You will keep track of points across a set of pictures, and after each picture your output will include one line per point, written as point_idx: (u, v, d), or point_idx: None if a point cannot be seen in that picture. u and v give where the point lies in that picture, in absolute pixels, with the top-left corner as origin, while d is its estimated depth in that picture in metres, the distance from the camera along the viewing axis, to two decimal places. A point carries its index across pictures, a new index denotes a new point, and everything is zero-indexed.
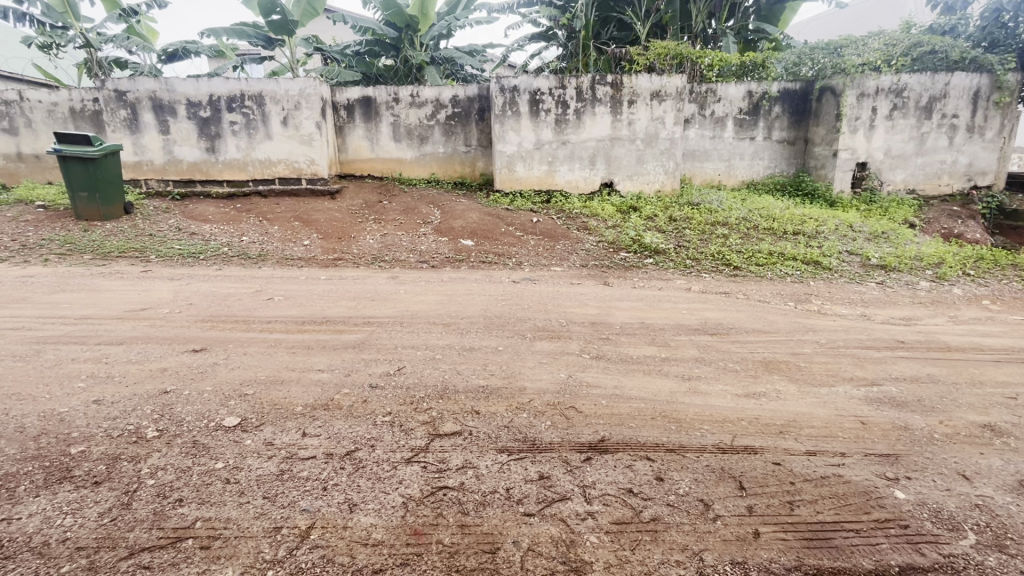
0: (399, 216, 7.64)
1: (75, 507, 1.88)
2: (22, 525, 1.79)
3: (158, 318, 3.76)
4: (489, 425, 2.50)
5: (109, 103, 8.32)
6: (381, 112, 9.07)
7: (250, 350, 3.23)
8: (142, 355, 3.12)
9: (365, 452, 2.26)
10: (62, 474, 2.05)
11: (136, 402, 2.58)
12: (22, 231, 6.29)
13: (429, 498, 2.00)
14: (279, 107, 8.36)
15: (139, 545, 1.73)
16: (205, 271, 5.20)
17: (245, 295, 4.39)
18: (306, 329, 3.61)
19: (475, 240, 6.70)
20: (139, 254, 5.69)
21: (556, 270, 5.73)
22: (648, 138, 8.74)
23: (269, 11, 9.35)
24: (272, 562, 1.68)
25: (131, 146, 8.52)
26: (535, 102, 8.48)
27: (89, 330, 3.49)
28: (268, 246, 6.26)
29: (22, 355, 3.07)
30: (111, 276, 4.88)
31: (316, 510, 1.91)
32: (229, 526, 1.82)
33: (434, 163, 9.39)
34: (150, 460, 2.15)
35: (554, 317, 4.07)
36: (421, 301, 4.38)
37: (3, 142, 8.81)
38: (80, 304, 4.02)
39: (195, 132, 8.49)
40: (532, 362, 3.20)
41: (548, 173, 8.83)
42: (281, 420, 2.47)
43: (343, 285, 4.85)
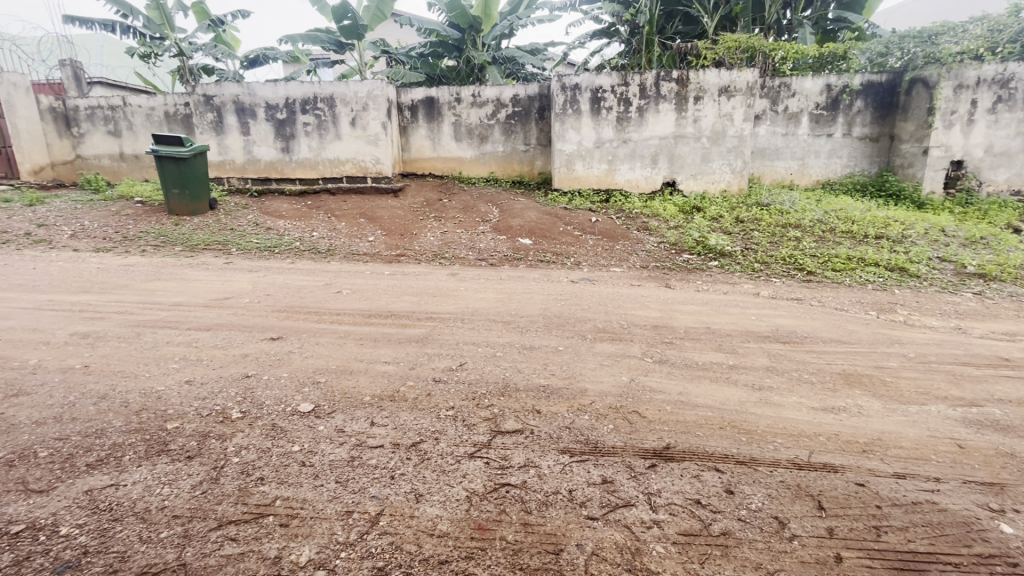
0: (459, 214, 7.79)
1: (171, 479, 2.05)
2: (128, 491, 1.97)
3: (239, 307, 4.03)
4: (551, 425, 2.49)
5: (198, 107, 9.03)
6: (443, 112, 9.27)
7: (322, 340, 3.39)
8: (227, 341, 3.34)
9: (429, 444, 2.31)
10: (158, 447, 2.24)
11: (221, 384, 2.78)
12: (124, 224, 6.93)
13: (492, 495, 2.01)
14: (349, 108, 8.74)
15: (226, 518, 1.86)
16: (280, 264, 5.51)
17: (316, 288, 4.62)
18: (373, 322, 3.76)
19: (533, 239, 6.70)
20: (222, 247, 6.12)
21: (615, 271, 5.62)
22: (714, 136, 8.40)
23: (341, 17, 9.78)
24: (344, 544, 1.76)
25: (217, 146, 9.19)
26: (596, 99, 8.37)
27: (182, 316, 3.80)
28: (335, 241, 6.56)
29: (126, 336, 3.39)
30: (198, 267, 5.27)
31: (385, 497, 1.97)
32: (305, 507, 1.92)
33: (493, 162, 9.47)
34: (234, 439, 2.31)
35: (615, 318, 4.01)
36: (481, 298, 4.44)
37: (109, 144, 9.77)
38: (173, 292, 4.38)
39: (272, 133, 9.03)
40: (593, 363, 3.17)
41: (607, 172, 8.70)
42: (351, 409, 2.58)
43: (406, 280, 4.99)
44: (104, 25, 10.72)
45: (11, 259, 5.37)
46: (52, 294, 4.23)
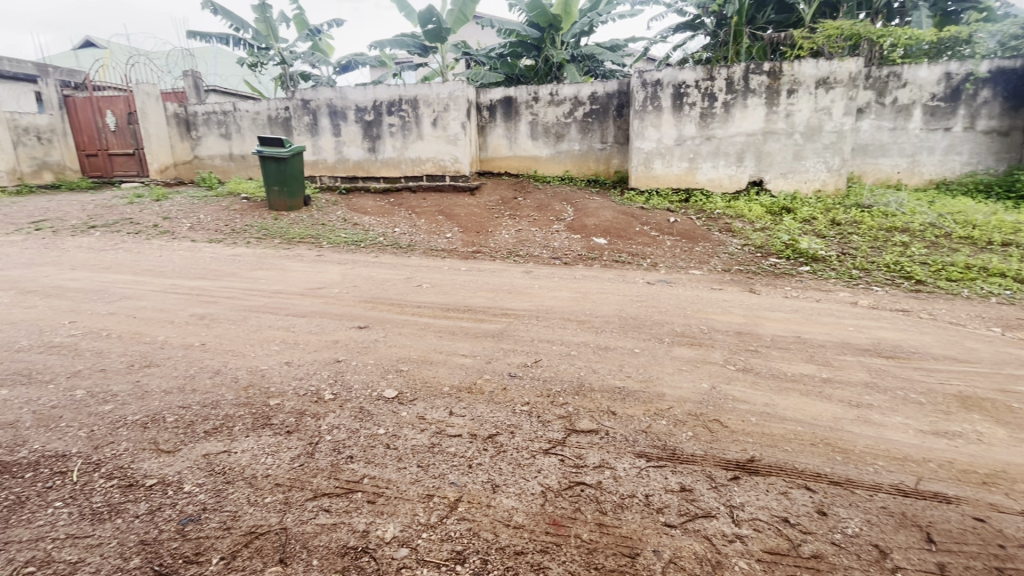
0: (533, 212, 7.85)
1: (274, 450, 2.25)
2: (238, 458, 2.20)
3: (330, 296, 4.33)
4: (626, 428, 2.45)
5: (297, 111, 9.79)
6: (521, 111, 9.36)
7: (404, 331, 3.57)
8: (320, 328, 3.61)
9: (505, 437, 2.37)
10: (262, 420, 2.46)
11: (316, 366, 3.01)
12: (232, 218, 7.66)
13: (567, 492, 2.02)
14: (431, 109, 9.08)
15: (320, 490, 2.02)
16: (366, 257, 5.86)
17: (398, 281, 4.85)
18: (451, 315, 3.89)
19: (608, 239, 6.60)
20: (314, 241, 6.60)
21: (694, 274, 5.41)
22: (808, 131, 7.82)
23: (426, 22, 10.16)
24: (426, 525, 1.85)
25: (311, 146, 9.91)
26: (679, 95, 8.08)
27: (281, 303, 4.14)
28: (415, 237, 6.85)
29: (235, 319, 3.77)
30: (294, 258, 5.72)
31: (463, 485, 2.05)
32: (390, 486, 2.04)
33: (569, 161, 9.42)
34: (327, 418, 2.49)
35: (694, 322, 3.86)
36: (556, 296, 4.45)
37: (221, 146, 10.84)
38: (273, 281, 4.79)
39: (360, 134, 9.59)
40: (670, 368, 3.07)
41: (688, 170, 8.37)
42: (431, 397, 2.69)
43: (482, 276, 5.11)
44: (220, 39, 11.88)
45: (143, 247, 6.13)
46: (174, 279, 4.77)
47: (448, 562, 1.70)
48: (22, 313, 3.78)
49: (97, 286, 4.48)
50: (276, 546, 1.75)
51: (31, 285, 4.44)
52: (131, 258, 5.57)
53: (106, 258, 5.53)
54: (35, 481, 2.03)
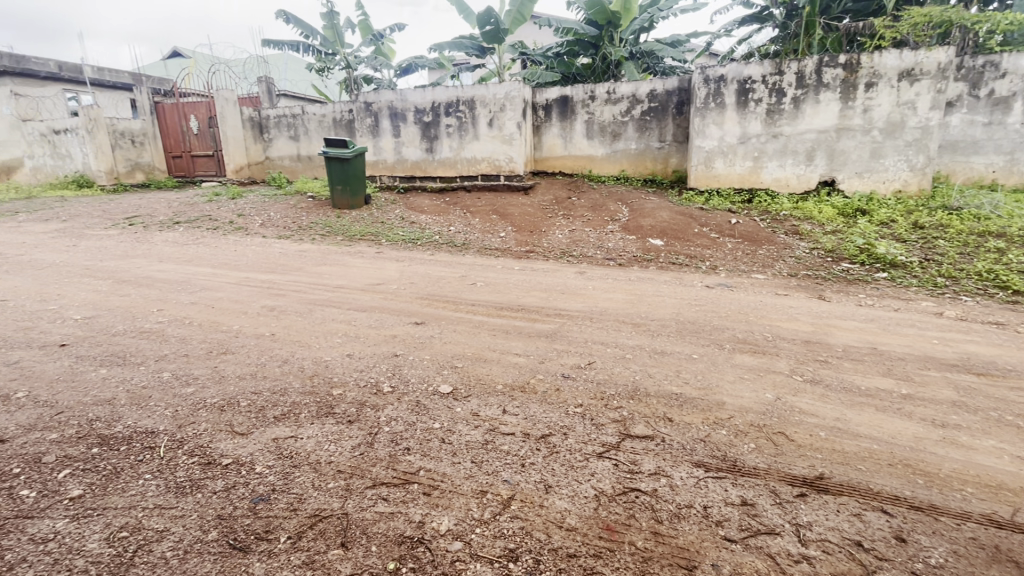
0: (587, 212, 7.76)
1: (336, 438, 2.36)
2: (304, 443, 2.32)
3: (389, 292, 4.48)
4: (683, 436, 2.38)
5: (360, 113, 10.19)
6: (577, 110, 9.28)
7: (459, 328, 3.64)
8: (379, 322, 3.74)
9: (558, 438, 2.36)
10: (326, 409, 2.59)
11: (375, 359, 3.13)
12: (299, 216, 8.09)
13: (621, 497, 1.99)
14: (487, 109, 9.19)
15: (378, 479, 2.09)
16: (423, 255, 6.02)
17: (453, 279, 4.95)
18: (505, 314, 3.92)
19: (665, 240, 6.44)
20: (374, 238, 6.85)
21: (757, 278, 5.17)
22: (888, 127, 7.26)
23: (485, 23, 10.28)
24: (479, 521, 1.87)
25: (373, 147, 10.29)
26: (744, 91, 7.74)
27: (343, 297, 4.33)
28: (470, 236, 6.96)
29: (302, 311, 3.97)
30: (354, 255, 5.96)
31: (516, 483, 2.06)
32: (445, 480, 2.09)
33: (625, 160, 9.24)
34: (386, 410, 2.58)
35: (757, 329, 3.69)
36: (610, 298, 4.39)
37: (290, 147, 11.46)
38: (337, 276, 5.02)
39: (418, 135, 9.86)
40: (731, 376, 2.95)
41: (751, 169, 8.01)
42: (485, 394, 2.73)
43: (535, 276, 5.12)
44: (291, 46, 12.56)
45: (220, 242, 6.60)
46: (248, 272, 5.10)
47: (501, 559, 1.71)
48: (118, 300, 4.17)
49: (181, 277, 4.86)
50: (338, 530, 1.83)
51: (126, 275, 4.88)
52: (210, 251, 6.00)
53: (188, 252, 6.00)
54: (128, 454, 2.23)
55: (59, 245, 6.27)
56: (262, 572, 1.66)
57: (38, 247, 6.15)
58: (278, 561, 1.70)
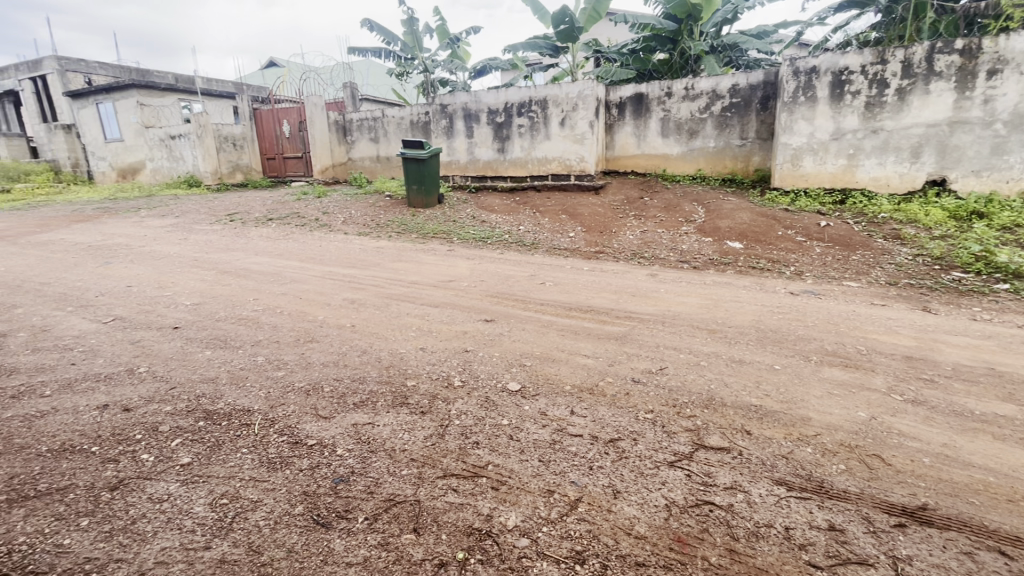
0: (660, 213, 7.53)
1: (410, 427, 2.46)
2: (380, 430, 2.44)
3: (460, 289, 4.60)
4: (763, 451, 2.25)
5: (436, 115, 10.53)
6: (652, 107, 9.02)
7: (527, 326, 3.66)
8: (450, 318, 3.85)
9: (628, 443, 2.31)
10: (400, 399, 2.70)
11: (447, 354, 3.22)
12: (377, 214, 8.50)
13: (694, 510, 1.91)
14: (560, 109, 9.17)
15: (448, 470, 2.15)
16: (493, 254, 6.12)
17: (522, 278, 4.99)
18: (573, 315, 3.90)
19: (744, 243, 6.10)
20: (446, 236, 7.06)
21: (848, 286, 4.76)
22: (1015, 119, 6.41)
23: (559, 22, 10.25)
24: (547, 520, 1.88)
25: (447, 148, 10.59)
26: (839, 82, 7.16)
27: (418, 293, 4.50)
28: (539, 235, 6.97)
29: (379, 305, 4.18)
30: (427, 252, 6.18)
31: (584, 486, 2.04)
32: (513, 476, 2.11)
33: (703, 158, 8.86)
34: (456, 403, 2.66)
35: (849, 341, 3.40)
36: (684, 302, 4.23)
37: (370, 148, 12.07)
38: (411, 272, 5.22)
39: (491, 135, 10.03)
40: (818, 390, 2.74)
41: (845, 168, 7.40)
42: (553, 394, 2.73)
43: (605, 277, 5.03)
44: (374, 52, 13.22)
45: (307, 238, 7.09)
46: (331, 267, 5.44)
47: (568, 559, 1.71)
48: (220, 289, 4.60)
49: (273, 270, 5.28)
50: (411, 516, 1.91)
51: (227, 267, 5.37)
52: (298, 246, 6.46)
53: (280, 246, 6.50)
54: (229, 429, 2.46)
55: (173, 238, 7.03)
56: (342, 548, 1.77)
57: (157, 239, 6.93)
58: (357, 540, 1.80)
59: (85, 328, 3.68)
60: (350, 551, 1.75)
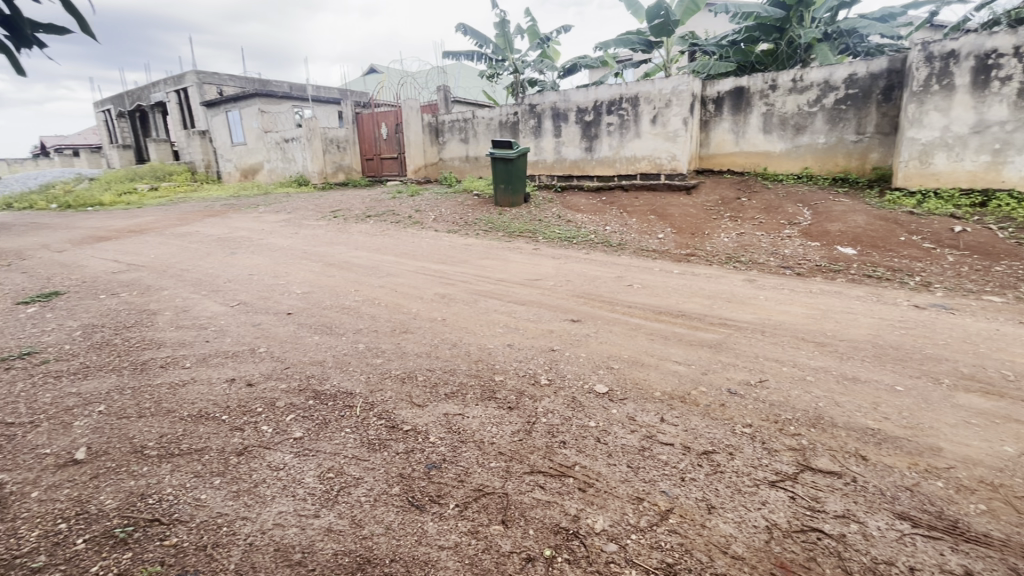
0: (759, 215, 7.04)
1: (498, 421, 2.52)
2: (469, 422, 2.52)
3: (546, 288, 4.62)
4: (882, 480, 2.03)
5: (525, 115, 10.65)
6: (753, 102, 8.46)
7: (615, 329, 3.60)
8: (537, 317, 3.89)
9: (723, 457, 2.19)
10: (489, 393, 2.77)
11: (534, 352, 3.25)
12: (465, 212, 8.77)
13: (799, 535, 1.77)
14: (652, 106, 8.89)
15: (535, 467, 2.17)
16: (578, 253, 6.08)
17: (609, 279, 4.91)
18: (663, 319, 3.77)
19: (858, 249, 5.54)
20: (531, 235, 7.13)
21: (989, 300, 4.16)
22: None
23: (654, 16, 9.93)
24: (635, 527, 1.83)
25: (534, 148, 10.66)
26: (985, 67, 6.25)
27: (505, 290, 4.58)
28: (626, 236, 6.82)
29: (468, 300, 4.31)
30: (513, 250, 6.27)
31: (675, 497, 1.97)
32: (600, 480, 2.09)
33: (810, 155, 8.16)
34: (543, 401, 2.67)
35: (991, 363, 2.97)
36: (787, 311, 3.93)
37: (460, 149, 12.47)
38: (498, 269, 5.33)
39: (578, 134, 9.95)
40: (952, 418, 2.42)
41: (988, 165, 6.45)
42: (642, 400, 2.66)
43: (697, 281, 4.81)
44: (467, 56, 13.64)
45: (402, 234, 7.49)
46: (423, 262, 5.71)
47: (657, 571, 1.66)
48: (326, 280, 5.00)
49: (372, 264, 5.64)
50: (499, 508, 1.95)
51: (332, 260, 5.82)
52: (393, 242, 6.85)
53: (377, 241, 6.92)
54: (334, 409, 2.67)
55: (286, 232, 7.75)
56: (435, 531, 1.85)
57: (273, 233, 7.69)
58: (449, 525, 1.87)
59: (216, 309, 4.17)
60: (443, 535, 1.83)
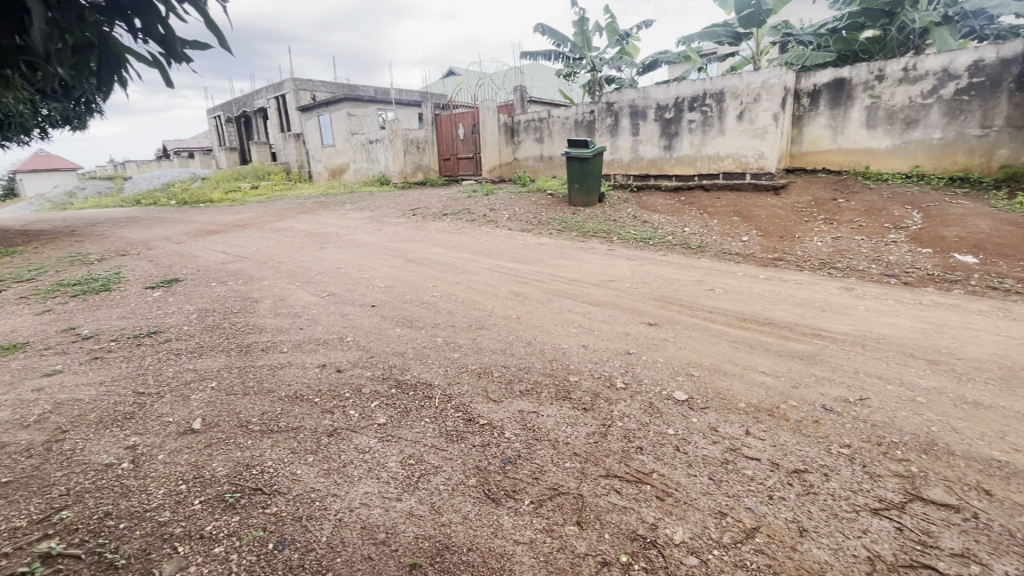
0: (859, 218, 6.46)
1: (572, 422, 2.51)
2: (543, 420, 2.54)
3: (621, 290, 4.53)
4: (1011, 519, 1.79)
5: (601, 114, 10.48)
6: (855, 94, 7.77)
7: (695, 334, 3.46)
8: (612, 319, 3.82)
9: (817, 477, 2.04)
10: (564, 393, 2.77)
11: (609, 354, 3.20)
12: (538, 212, 8.79)
13: (906, 571, 1.61)
14: (738, 101, 8.44)
15: (611, 471, 2.14)
16: (655, 255, 5.89)
17: (689, 283, 4.72)
18: (747, 327, 3.57)
19: (980, 257, 4.93)
20: (606, 235, 7.01)
21: None
22: None
23: (744, 6, 9.40)
24: (717, 543, 1.76)
25: (610, 147, 10.47)
26: None
27: (579, 291, 4.54)
28: (707, 238, 6.52)
29: (543, 300, 4.33)
30: (588, 250, 6.21)
31: (762, 515, 1.86)
32: (679, 490, 2.02)
33: (922, 152, 7.38)
34: (619, 405, 2.63)
35: None
36: (892, 323, 3.57)
37: (534, 148, 12.53)
38: (572, 269, 5.30)
39: (657, 132, 9.65)
40: None
41: None
42: (725, 410, 2.53)
43: (787, 287, 4.51)
44: (544, 55, 13.66)
45: (476, 232, 7.65)
46: (498, 261, 5.79)
47: None
48: (405, 275, 5.23)
49: (449, 260, 5.81)
50: (574, 508, 1.95)
51: (412, 256, 6.07)
52: (469, 240, 7.01)
53: (454, 239, 7.13)
54: (414, 398, 2.79)
55: (370, 229, 8.18)
56: (510, 525, 1.88)
57: (358, 229, 8.14)
58: (524, 520, 1.90)
59: (309, 300, 4.50)
60: (518, 530, 1.85)
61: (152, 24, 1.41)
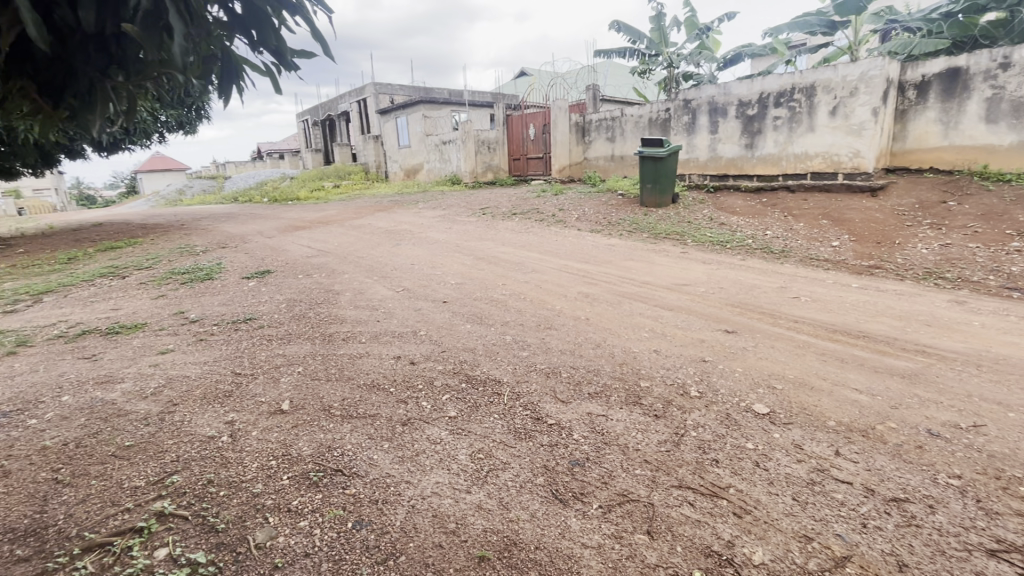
0: (975, 223, 5.78)
1: (643, 428, 2.45)
2: (612, 424, 2.49)
3: (696, 294, 4.36)
4: None
5: (677, 112, 10.01)
6: (973, 85, 6.95)
7: (777, 345, 3.25)
8: (686, 324, 3.68)
9: (920, 508, 1.85)
10: (634, 398, 2.71)
11: (682, 361, 3.09)
12: (608, 212, 8.65)
13: None
14: (832, 95, 7.84)
15: (684, 482, 2.07)
16: (733, 259, 5.60)
17: (771, 289, 4.44)
18: (837, 339, 3.31)
19: None
20: (680, 237, 6.76)
21: None
22: None
23: None
24: (802, 569, 1.64)
25: (685, 145, 10.00)
26: None
27: (650, 294, 4.41)
28: (791, 242, 6.10)
29: (613, 302, 4.26)
30: (660, 253, 6.02)
31: (854, 543, 1.72)
32: (759, 508, 1.91)
33: None
34: (693, 414, 2.53)
35: None
36: (1014, 343, 3.17)
37: (605, 147, 12.33)
38: (643, 272, 5.16)
39: (738, 130, 9.12)
40: None
41: None
42: (811, 428, 2.36)
43: (884, 298, 4.12)
44: (619, 53, 13.40)
45: (545, 232, 7.66)
46: (566, 261, 5.77)
47: None
48: (476, 273, 5.34)
49: (518, 260, 5.87)
50: (645, 517, 1.90)
51: (482, 255, 6.18)
52: (538, 240, 7.03)
53: (522, 238, 7.17)
54: (483, 394, 2.85)
55: (442, 227, 8.42)
56: (578, 528, 1.86)
57: (430, 227, 8.41)
58: (592, 524, 1.87)
59: (386, 294, 4.72)
60: (586, 533, 1.84)
61: (267, 35, 1.53)
